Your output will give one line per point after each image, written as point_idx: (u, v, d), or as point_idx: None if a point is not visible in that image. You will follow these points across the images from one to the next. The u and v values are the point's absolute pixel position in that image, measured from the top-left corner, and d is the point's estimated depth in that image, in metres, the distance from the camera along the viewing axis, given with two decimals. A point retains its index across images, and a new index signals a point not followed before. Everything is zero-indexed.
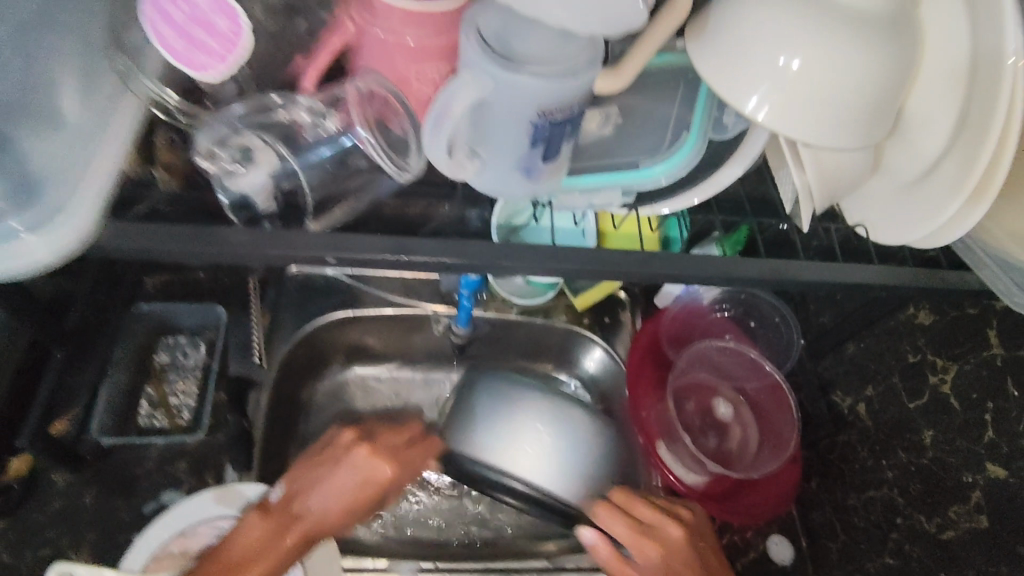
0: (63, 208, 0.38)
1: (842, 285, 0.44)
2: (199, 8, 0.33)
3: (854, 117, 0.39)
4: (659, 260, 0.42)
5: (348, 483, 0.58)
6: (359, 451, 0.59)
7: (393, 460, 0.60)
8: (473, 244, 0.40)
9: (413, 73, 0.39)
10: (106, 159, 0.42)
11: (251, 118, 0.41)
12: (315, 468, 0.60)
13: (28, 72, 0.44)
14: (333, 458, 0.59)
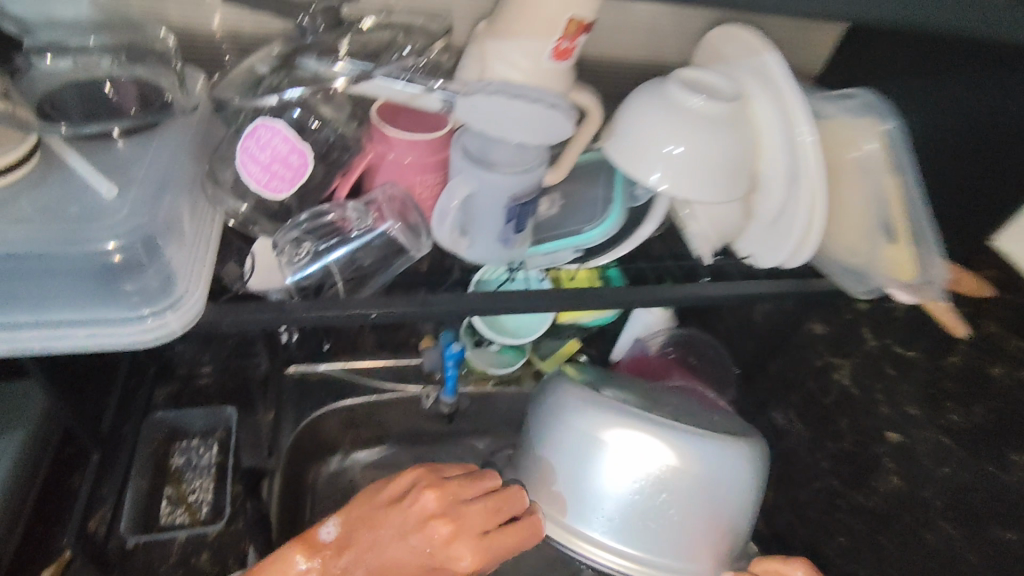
0: (172, 299, 0.42)
1: (739, 296, 0.61)
2: (278, 150, 0.47)
3: (719, 182, 0.57)
4: (611, 292, 0.58)
5: (411, 554, 0.58)
6: (442, 528, 0.58)
7: (472, 547, 0.58)
8: (476, 295, 0.55)
9: (418, 181, 0.54)
10: (198, 258, 0.45)
11: (309, 222, 0.53)
12: (394, 533, 0.59)
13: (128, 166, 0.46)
14: (414, 522, 0.58)
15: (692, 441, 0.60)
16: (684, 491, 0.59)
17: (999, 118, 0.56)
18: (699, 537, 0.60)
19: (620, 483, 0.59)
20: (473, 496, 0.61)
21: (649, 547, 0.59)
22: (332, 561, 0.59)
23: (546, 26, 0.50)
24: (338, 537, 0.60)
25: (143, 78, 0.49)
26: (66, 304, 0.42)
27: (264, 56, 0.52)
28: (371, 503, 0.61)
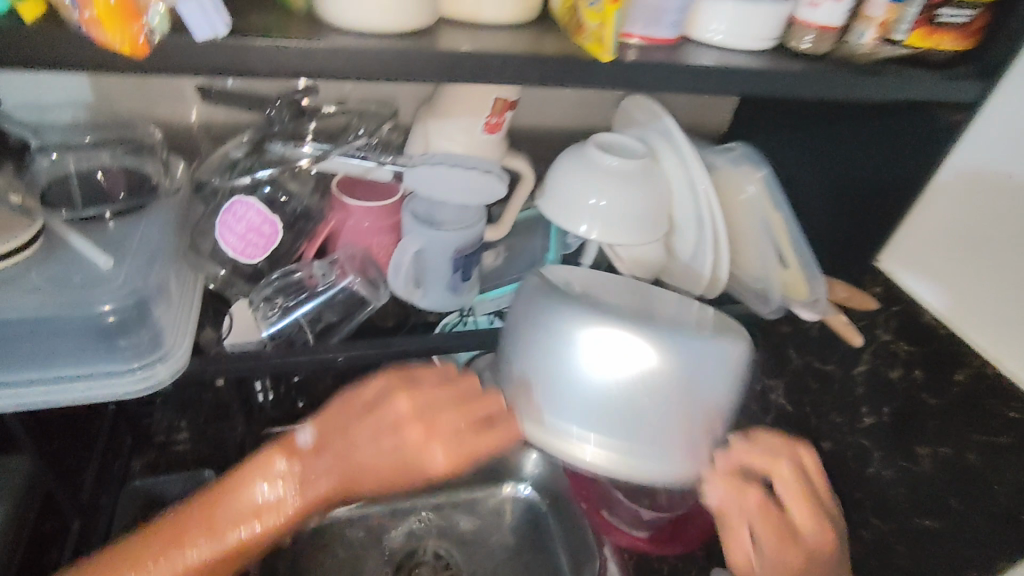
0: (161, 353, 0.50)
1: None
2: (251, 222, 0.55)
3: (636, 227, 0.66)
4: None
5: (383, 459, 0.52)
6: (413, 429, 0.52)
7: (450, 450, 0.51)
8: (433, 338, 0.63)
9: (375, 242, 0.62)
10: (179, 312, 0.54)
11: (278, 282, 0.60)
12: (372, 429, 0.53)
13: (127, 247, 0.53)
14: (386, 425, 0.53)
15: (684, 339, 0.50)
16: (678, 390, 0.50)
17: (865, 164, 0.69)
18: (696, 441, 0.51)
19: (605, 388, 0.50)
20: (448, 397, 0.54)
21: (646, 453, 0.50)
22: (308, 463, 0.53)
23: (476, 106, 0.60)
24: (315, 440, 0.54)
25: (131, 167, 0.57)
26: (60, 362, 0.48)
27: (238, 142, 0.60)
28: (347, 402, 0.55)
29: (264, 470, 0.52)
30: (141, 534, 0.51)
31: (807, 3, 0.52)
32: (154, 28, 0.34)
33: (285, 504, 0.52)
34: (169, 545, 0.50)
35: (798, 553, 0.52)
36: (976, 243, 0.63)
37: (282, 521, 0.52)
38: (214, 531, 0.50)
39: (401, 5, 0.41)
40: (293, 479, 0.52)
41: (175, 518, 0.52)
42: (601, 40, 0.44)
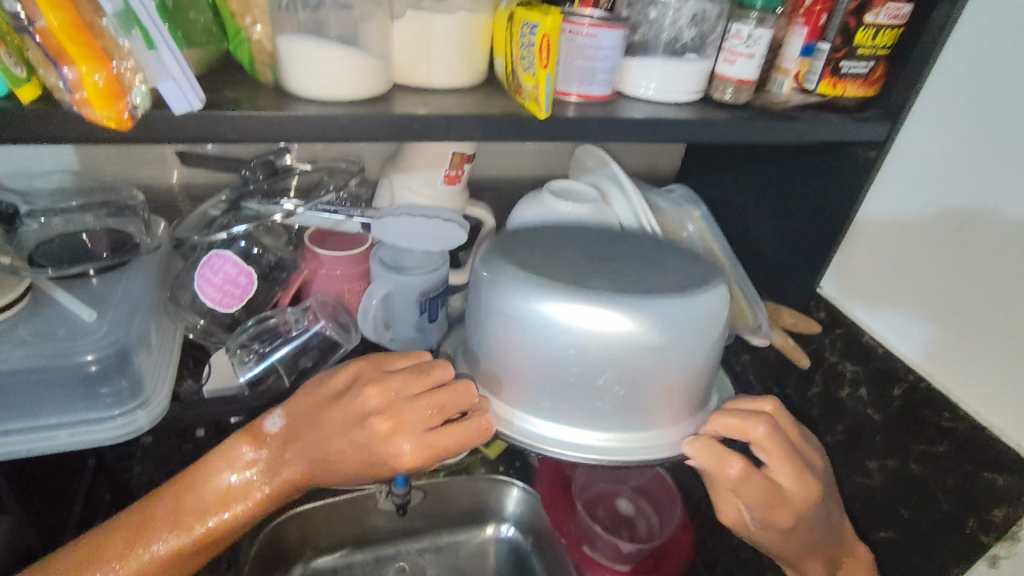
0: (143, 399, 0.54)
1: None
2: (228, 273, 0.60)
3: None
4: None
5: (349, 451, 0.54)
6: (382, 423, 0.53)
7: (415, 447, 0.53)
8: None
9: (345, 288, 0.67)
10: (161, 361, 0.58)
11: (255, 329, 0.63)
12: (340, 421, 0.54)
13: (109, 301, 0.57)
14: (354, 418, 0.54)
15: (655, 312, 0.53)
16: (654, 360, 0.54)
17: (800, 199, 0.75)
18: (669, 402, 0.56)
19: (585, 369, 0.54)
20: (416, 390, 0.55)
21: (628, 422, 0.56)
22: (276, 454, 0.55)
23: (436, 160, 0.65)
24: (285, 429, 0.56)
25: (113, 227, 0.61)
26: (46, 410, 0.51)
27: (217, 201, 0.64)
28: (318, 390, 0.57)
29: (231, 463, 0.55)
30: (109, 527, 0.53)
31: (725, 60, 0.59)
32: (138, 104, 0.38)
33: (255, 490, 0.54)
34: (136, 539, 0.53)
35: (790, 510, 0.57)
36: (910, 266, 0.67)
37: (253, 509, 0.55)
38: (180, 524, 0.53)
39: (356, 75, 0.47)
40: (261, 469, 0.55)
41: (144, 512, 0.54)
42: (535, 100, 0.49)
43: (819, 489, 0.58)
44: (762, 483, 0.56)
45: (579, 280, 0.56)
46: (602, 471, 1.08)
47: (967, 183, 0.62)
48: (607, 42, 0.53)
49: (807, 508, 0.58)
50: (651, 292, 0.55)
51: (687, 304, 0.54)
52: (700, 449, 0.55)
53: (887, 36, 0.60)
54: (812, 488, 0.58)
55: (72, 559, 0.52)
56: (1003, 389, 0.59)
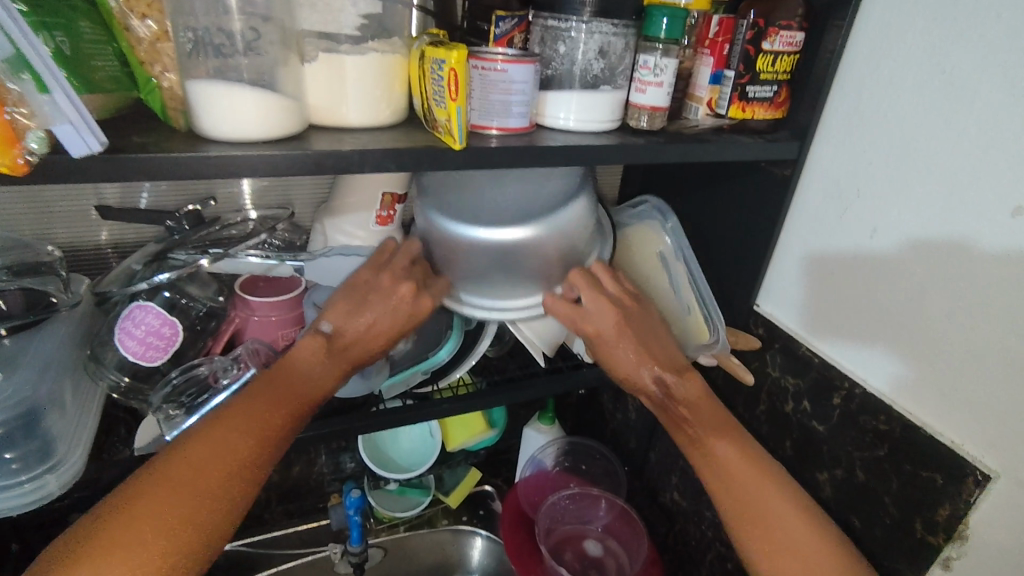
0: (57, 461, 0.52)
1: (562, 382, 0.81)
2: (150, 326, 0.58)
3: None
4: (457, 408, 0.74)
5: (387, 317, 0.58)
6: (407, 287, 0.58)
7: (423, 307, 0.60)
8: (333, 427, 0.68)
9: (280, 334, 0.66)
10: (84, 424, 0.56)
11: (183, 377, 0.60)
12: (383, 302, 0.58)
13: (22, 364, 0.55)
14: (389, 296, 0.58)
15: (515, 221, 0.59)
16: (523, 262, 0.61)
17: (727, 217, 0.79)
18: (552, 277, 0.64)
19: (478, 275, 0.62)
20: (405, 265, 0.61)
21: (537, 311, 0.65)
22: (330, 360, 0.57)
23: (366, 200, 0.66)
24: (335, 335, 0.58)
25: (30, 286, 0.58)
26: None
27: (140, 255, 0.62)
28: (348, 293, 0.59)
29: (289, 376, 0.55)
30: (134, 487, 0.47)
31: (636, 89, 0.62)
32: (33, 149, 0.38)
33: (326, 376, 0.57)
34: (190, 486, 0.48)
35: (604, 336, 0.62)
36: (819, 261, 0.70)
37: (303, 390, 0.56)
38: (233, 460, 0.50)
39: (269, 115, 0.47)
40: (328, 367, 0.57)
41: (194, 445, 0.50)
42: (450, 132, 0.51)
43: (616, 313, 0.61)
44: (578, 318, 0.62)
45: (466, 198, 0.62)
46: (567, 511, 1.05)
47: (864, 196, 0.64)
48: (519, 75, 0.55)
49: (607, 329, 0.62)
50: (518, 203, 0.61)
51: (542, 212, 0.60)
52: (555, 301, 0.62)
53: (784, 62, 0.64)
54: (614, 317, 0.61)
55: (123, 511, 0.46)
56: (926, 384, 0.60)
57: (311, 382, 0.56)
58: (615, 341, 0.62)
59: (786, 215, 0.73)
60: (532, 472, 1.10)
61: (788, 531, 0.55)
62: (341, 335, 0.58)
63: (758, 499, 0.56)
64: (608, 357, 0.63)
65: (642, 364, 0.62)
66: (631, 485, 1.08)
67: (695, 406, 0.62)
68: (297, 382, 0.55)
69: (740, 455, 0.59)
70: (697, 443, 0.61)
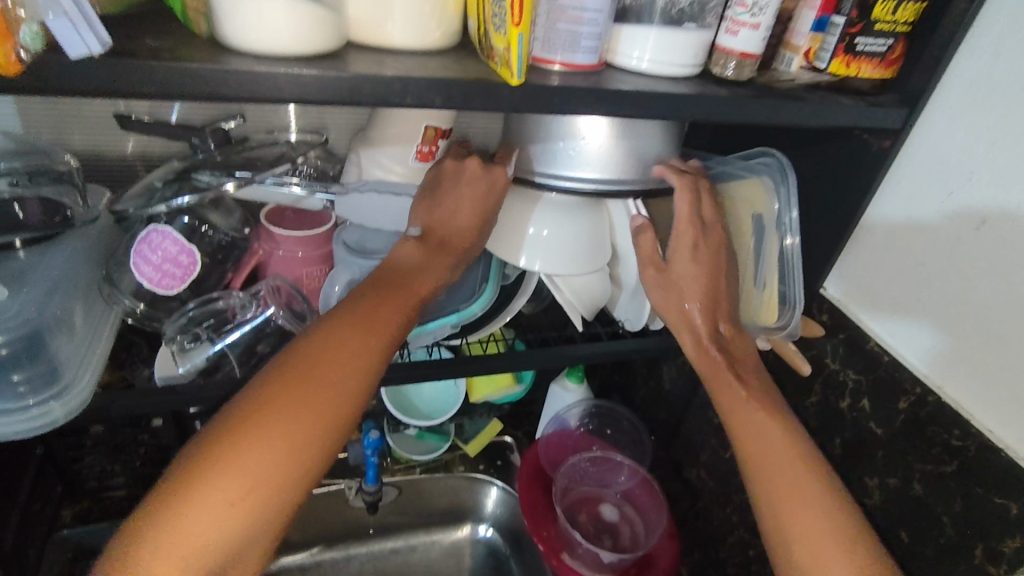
0: (63, 387, 0.50)
1: (600, 351, 0.75)
2: (166, 253, 0.55)
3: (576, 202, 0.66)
4: (484, 365, 0.70)
5: (469, 206, 0.56)
6: (475, 163, 0.56)
7: (494, 195, 0.56)
8: None
9: (304, 272, 0.63)
10: (96, 349, 0.54)
11: (200, 309, 0.60)
12: (466, 192, 0.55)
13: (33, 285, 0.53)
14: (463, 182, 0.56)
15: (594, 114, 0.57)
16: (596, 147, 0.57)
17: (803, 187, 0.70)
18: (623, 173, 0.58)
19: (555, 164, 0.58)
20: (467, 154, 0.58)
21: (587, 246, 0.63)
22: (431, 259, 0.55)
23: (407, 134, 0.59)
24: (427, 232, 0.55)
25: (47, 195, 0.55)
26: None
27: (163, 172, 0.58)
28: (425, 189, 0.57)
29: (387, 281, 0.53)
30: (227, 417, 0.45)
31: (726, 30, 0.54)
32: (26, 44, 0.33)
33: (421, 279, 0.54)
34: (282, 413, 0.45)
35: (682, 255, 0.60)
36: (903, 244, 0.62)
37: (401, 297, 0.52)
38: (335, 376, 0.47)
39: (304, 25, 0.40)
40: (421, 270, 0.54)
41: (294, 361, 0.47)
42: (508, 65, 0.44)
43: (716, 223, 0.61)
44: (689, 229, 0.60)
45: None
46: (588, 473, 1.02)
47: (978, 181, 0.56)
48: (593, 3, 0.47)
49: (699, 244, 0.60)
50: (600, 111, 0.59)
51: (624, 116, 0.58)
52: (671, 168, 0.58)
53: (908, 11, 0.54)
54: (704, 239, 0.60)
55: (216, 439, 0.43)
56: (1006, 396, 0.54)
57: (412, 278, 0.53)
58: (693, 262, 0.60)
59: (875, 193, 0.64)
60: (554, 430, 1.06)
61: (820, 511, 0.52)
62: (433, 232, 0.56)
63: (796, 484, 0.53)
64: (673, 291, 0.61)
65: (706, 296, 0.60)
66: (656, 455, 1.04)
67: (748, 365, 0.61)
68: (403, 280, 0.53)
69: (774, 425, 0.56)
70: (737, 402, 0.58)
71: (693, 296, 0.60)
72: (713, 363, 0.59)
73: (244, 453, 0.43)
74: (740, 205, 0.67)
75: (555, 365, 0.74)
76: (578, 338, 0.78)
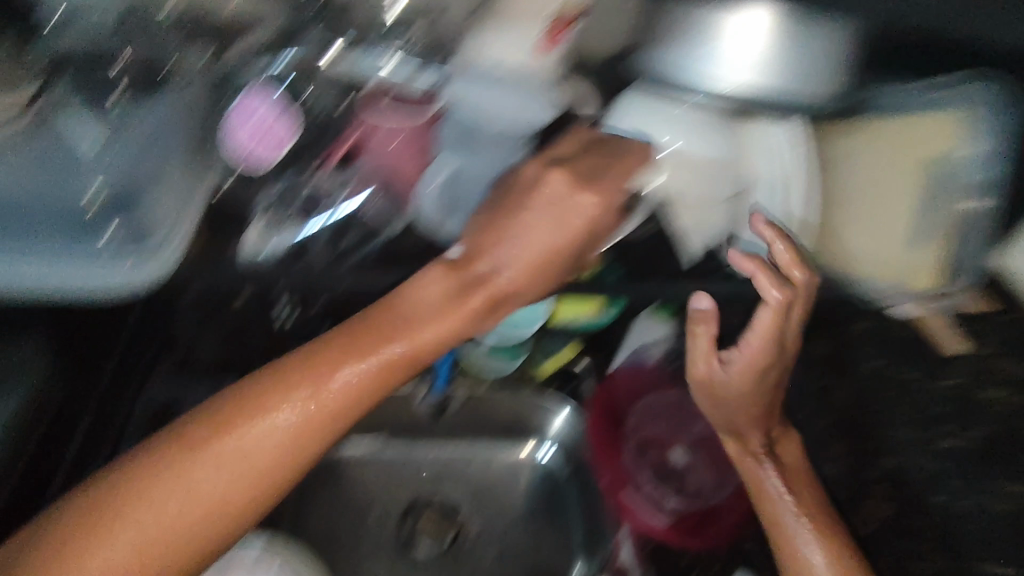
0: (150, 251, 0.56)
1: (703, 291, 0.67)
2: (266, 125, 0.63)
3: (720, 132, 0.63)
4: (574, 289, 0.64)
5: (510, 249, 0.57)
6: (561, 174, 0.58)
7: (548, 239, 0.58)
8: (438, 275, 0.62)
9: (403, 157, 0.64)
10: (185, 217, 0.59)
11: (290, 194, 0.63)
12: (515, 233, 0.58)
13: (144, 159, 0.61)
14: (512, 222, 0.58)
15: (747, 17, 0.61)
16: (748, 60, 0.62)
17: None
18: (792, 69, 0.62)
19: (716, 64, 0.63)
20: (540, 172, 0.59)
21: (704, 173, 0.62)
22: (448, 303, 0.57)
23: (535, 19, 0.63)
24: (463, 265, 0.58)
25: (157, 66, 0.66)
26: (73, 252, 0.55)
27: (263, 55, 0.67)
28: (490, 212, 0.59)
29: (392, 312, 0.57)
30: (221, 410, 0.53)
31: None
32: None
33: (431, 322, 0.57)
34: (263, 421, 0.53)
35: (744, 371, 0.64)
36: None
37: (408, 342, 0.56)
38: (318, 407, 0.54)
39: None
40: (444, 310, 0.57)
41: (292, 380, 0.54)
42: None
43: (795, 315, 0.62)
44: (764, 350, 0.63)
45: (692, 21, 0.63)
46: (660, 415, 0.97)
47: None
48: None
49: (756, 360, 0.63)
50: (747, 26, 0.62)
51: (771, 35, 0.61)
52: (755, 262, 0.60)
53: None
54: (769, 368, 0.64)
55: (208, 429, 0.52)
56: None
57: (423, 324, 0.57)
58: (746, 378, 0.64)
59: None
60: (629, 363, 0.98)
61: None
62: (470, 262, 0.58)
63: (788, 525, 0.61)
64: (731, 394, 0.66)
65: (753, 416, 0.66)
66: None
67: (800, 476, 0.64)
68: (415, 321, 0.57)
69: (814, 537, 0.60)
70: (781, 513, 0.62)
71: (754, 411, 0.65)
72: (761, 480, 0.64)
73: (223, 446, 0.52)
74: (912, 133, 0.66)
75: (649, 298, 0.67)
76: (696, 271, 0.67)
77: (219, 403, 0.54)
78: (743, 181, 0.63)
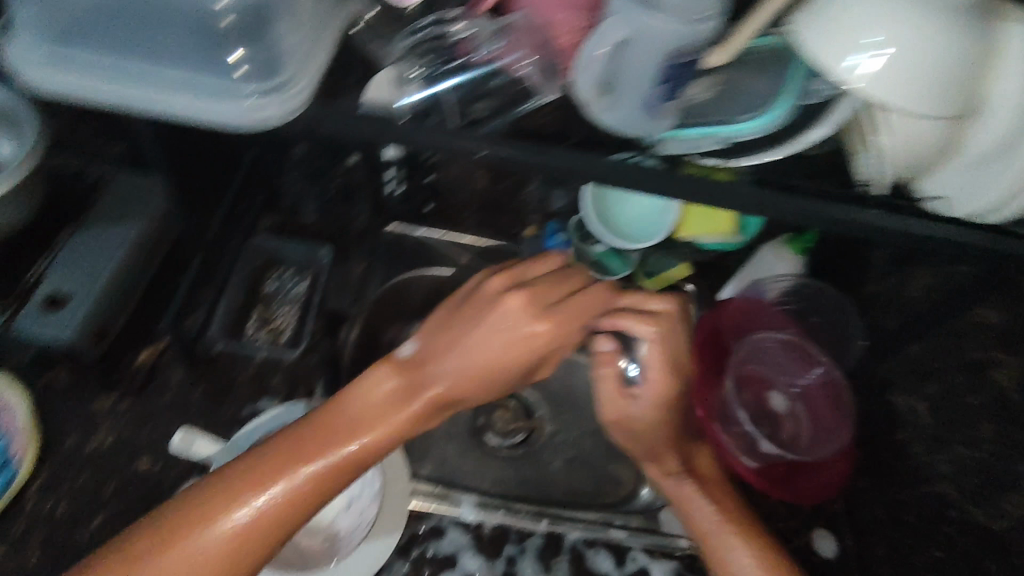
0: (277, 86, 0.52)
1: (884, 223, 0.53)
2: None
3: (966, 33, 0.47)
4: (726, 197, 0.54)
5: (481, 342, 0.66)
6: (502, 287, 0.70)
7: (507, 344, 0.67)
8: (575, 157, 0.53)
9: (561, 18, 0.55)
10: (316, 54, 0.55)
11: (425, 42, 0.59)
12: (488, 336, 0.66)
13: None
14: (479, 319, 0.68)
15: None
16: None
17: None
18: None
19: None
20: (491, 292, 0.70)
21: (937, 81, 0.48)
22: (396, 403, 0.64)
23: None
24: (405, 370, 0.66)
25: None
26: (205, 84, 0.53)
27: None
28: (438, 322, 0.70)
29: (341, 416, 0.62)
30: (192, 497, 0.56)
31: None
32: None
33: (396, 407, 0.63)
34: (235, 503, 0.55)
35: (651, 397, 0.74)
36: None
37: (378, 431, 0.61)
38: (286, 489, 0.56)
39: None
40: (386, 408, 0.63)
41: (260, 462, 0.57)
42: None
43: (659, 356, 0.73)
44: (661, 390, 0.74)
45: None
46: (768, 354, 0.90)
47: None
48: None
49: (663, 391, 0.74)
50: None
51: None
52: (621, 316, 0.73)
53: None
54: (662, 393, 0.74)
55: (185, 515, 0.55)
56: None
57: (372, 419, 0.62)
58: (654, 399, 0.74)
59: None
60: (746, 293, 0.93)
61: None
62: (414, 367, 0.67)
63: (719, 537, 0.68)
64: (641, 422, 0.75)
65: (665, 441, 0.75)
66: (861, 363, 0.85)
67: (716, 482, 0.74)
68: (368, 416, 0.62)
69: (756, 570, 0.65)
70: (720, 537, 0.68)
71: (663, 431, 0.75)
72: (688, 495, 0.72)
73: (192, 539, 0.54)
74: None
75: (819, 225, 0.54)
76: (882, 201, 0.55)
77: (177, 502, 0.57)
78: (973, 103, 0.50)
